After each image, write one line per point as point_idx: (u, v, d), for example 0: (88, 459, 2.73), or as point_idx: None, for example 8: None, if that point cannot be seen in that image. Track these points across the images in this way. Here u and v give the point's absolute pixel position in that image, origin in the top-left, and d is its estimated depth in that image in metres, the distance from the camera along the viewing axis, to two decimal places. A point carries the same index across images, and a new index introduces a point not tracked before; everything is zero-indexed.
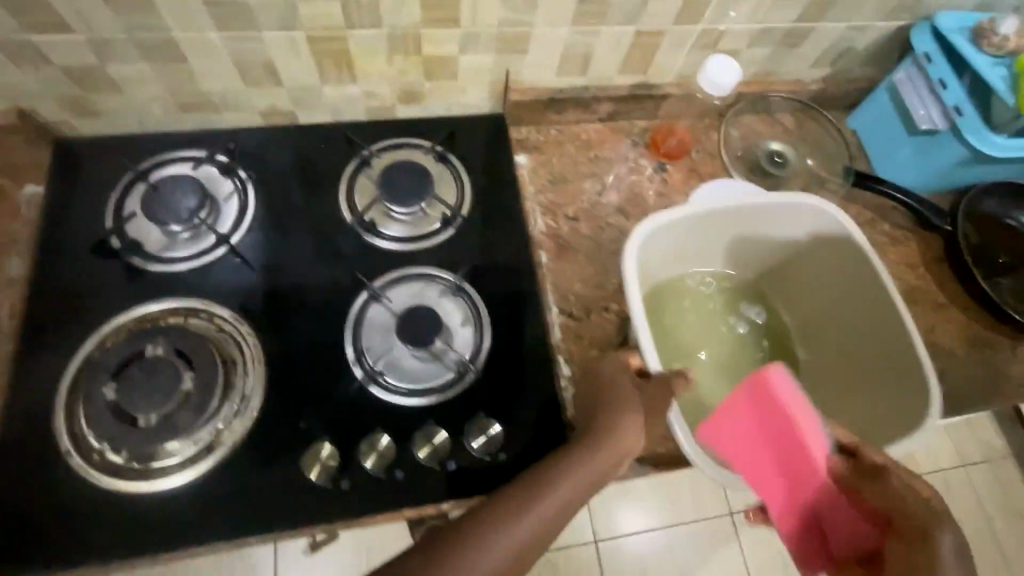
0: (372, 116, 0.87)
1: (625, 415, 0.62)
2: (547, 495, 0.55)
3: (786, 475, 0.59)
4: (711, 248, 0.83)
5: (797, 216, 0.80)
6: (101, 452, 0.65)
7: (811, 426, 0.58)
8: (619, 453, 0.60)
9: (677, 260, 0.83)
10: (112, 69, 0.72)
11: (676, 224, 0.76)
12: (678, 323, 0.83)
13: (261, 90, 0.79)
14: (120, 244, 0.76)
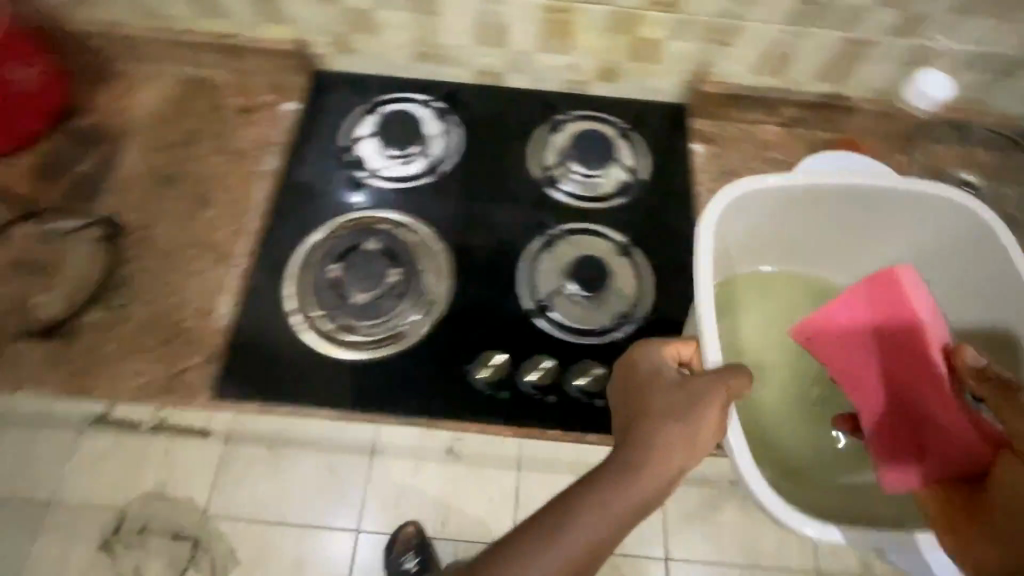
0: (567, 87, 0.96)
1: (671, 426, 0.52)
2: (569, 535, 0.46)
3: (893, 378, 0.57)
4: (810, 242, 0.73)
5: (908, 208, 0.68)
6: (314, 318, 0.78)
7: (928, 313, 0.57)
8: (661, 472, 0.50)
9: (764, 254, 0.74)
10: (381, 14, 0.86)
11: (767, 198, 0.68)
12: (758, 329, 0.73)
13: (485, 49, 0.90)
14: (350, 159, 0.90)
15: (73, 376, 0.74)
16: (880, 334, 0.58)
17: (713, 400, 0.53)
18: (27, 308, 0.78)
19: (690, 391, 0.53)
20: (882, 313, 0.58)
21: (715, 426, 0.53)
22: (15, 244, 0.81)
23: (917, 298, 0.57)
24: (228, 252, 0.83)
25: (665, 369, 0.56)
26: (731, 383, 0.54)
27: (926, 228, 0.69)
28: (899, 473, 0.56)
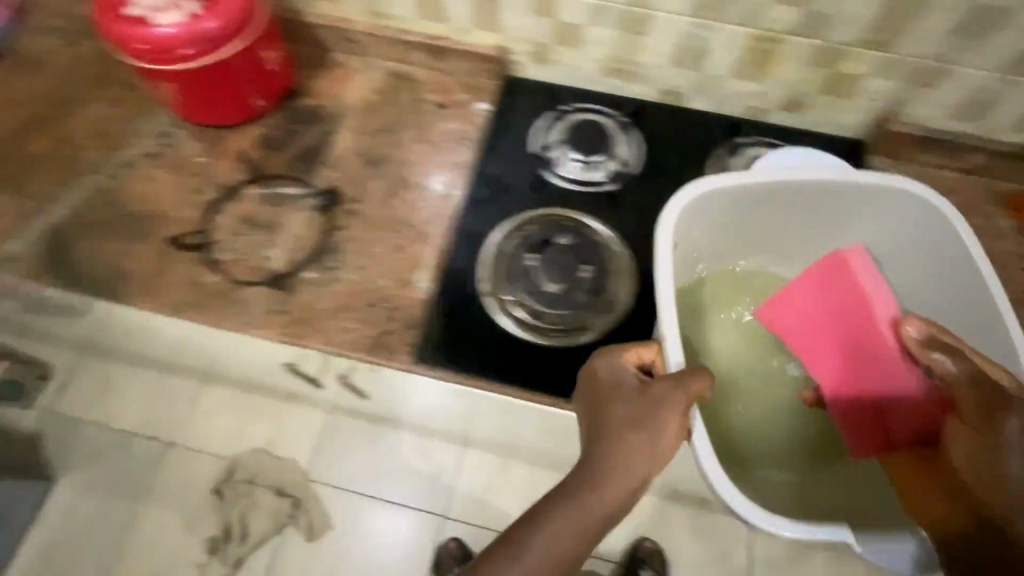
0: (747, 114, 0.99)
1: (635, 436, 0.62)
2: (550, 527, 0.59)
3: (847, 355, 0.77)
4: (771, 238, 0.84)
5: (889, 206, 0.78)
6: (506, 303, 0.84)
7: (876, 290, 0.78)
8: (627, 479, 0.61)
9: (730, 252, 0.86)
10: (589, 30, 0.92)
11: (740, 196, 0.78)
12: (721, 320, 0.85)
13: (679, 71, 0.94)
14: (538, 159, 0.96)
15: (291, 324, 0.83)
16: (835, 317, 0.79)
17: (667, 415, 0.63)
18: (257, 262, 0.87)
19: (644, 401, 0.63)
20: (836, 295, 0.79)
21: (676, 433, 0.63)
22: (247, 203, 0.92)
23: (867, 282, 0.79)
24: (426, 232, 0.90)
25: (624, 378, 0.66)
26: (688, 390, 0.63)
27: (832, 219, 0.82)
28: (861, 441, 0.74)
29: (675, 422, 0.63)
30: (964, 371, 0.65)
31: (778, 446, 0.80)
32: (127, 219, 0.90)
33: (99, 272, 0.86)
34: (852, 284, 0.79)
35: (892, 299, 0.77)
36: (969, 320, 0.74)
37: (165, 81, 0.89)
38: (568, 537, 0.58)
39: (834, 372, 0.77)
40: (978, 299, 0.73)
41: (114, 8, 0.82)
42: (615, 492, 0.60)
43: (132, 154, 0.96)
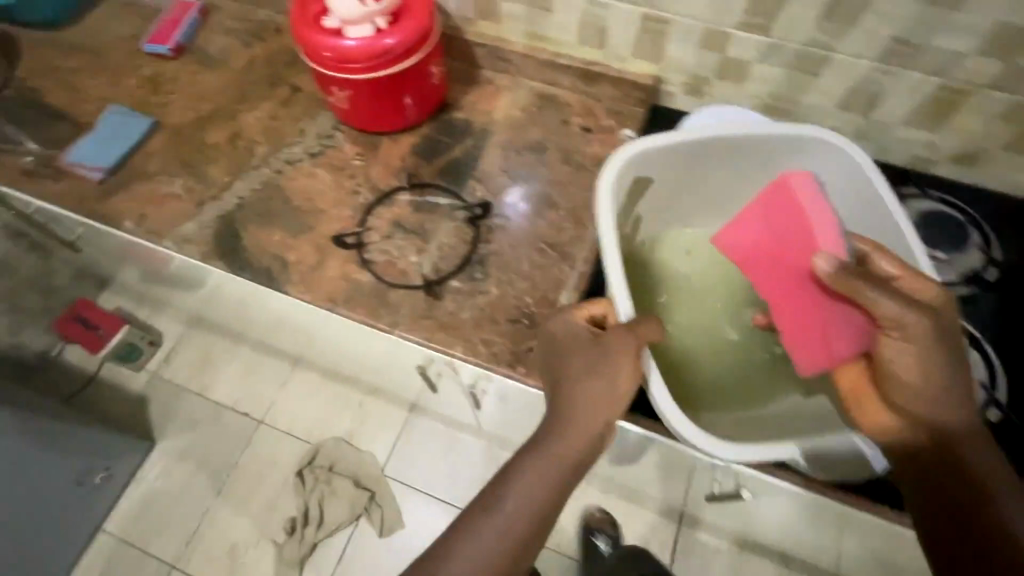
0: (909, 163, 0.95)
1: (592, 389, 0.68)
2: (521, 478, 0.67)
3: (789, 272, 0.78)
4: (711, 183, 0.94)
5: (786, 146, 0.87)
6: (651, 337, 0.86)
7: (820, 221, 0.75)
8: (587, 426, 0.68)
9: (664, 207, 0.97)
10: (756, 67, 0.90)
11: (665, 155, 0.87)
12: (679, 262, 0.99)
13: (844, 115, 0.91)
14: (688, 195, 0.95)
15: (438, 330, 0.85)
16: (784, 250, 0.79)
17: (614, 367, 0.68)
18: (406, 266, 0.90)
19: (596, 350, 0.69)
20: (788, 222, 0.78)
21: (627, 378, 0.68)
22: (400, 208, 0.96)
23: (815, 211, 0.76)
24: (570, 253, 0.91)
25: (578, 331, 0.71)
26: (639, 335, 0.70)
27: (738, 158, 0.90)
28: (811, 359, 0.77)
29: (628, 366, 0.68)
30: (894, 293, 0.61)
31: (732, 378, 0.91)
32: (290, 212, 0.96)
33: (262, 260, 0.92)
34: (778, 205, 0.80)
35: (836, 223, 0.74)
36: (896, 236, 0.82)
37: (342, 90, 0.94)
38: (529, 485, 0.66)
39: (778, 287, 0.80)
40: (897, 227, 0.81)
41: (314, 21, 0.89)
42: (578, 440, 0.67)
43: (296, 152, 1.03)
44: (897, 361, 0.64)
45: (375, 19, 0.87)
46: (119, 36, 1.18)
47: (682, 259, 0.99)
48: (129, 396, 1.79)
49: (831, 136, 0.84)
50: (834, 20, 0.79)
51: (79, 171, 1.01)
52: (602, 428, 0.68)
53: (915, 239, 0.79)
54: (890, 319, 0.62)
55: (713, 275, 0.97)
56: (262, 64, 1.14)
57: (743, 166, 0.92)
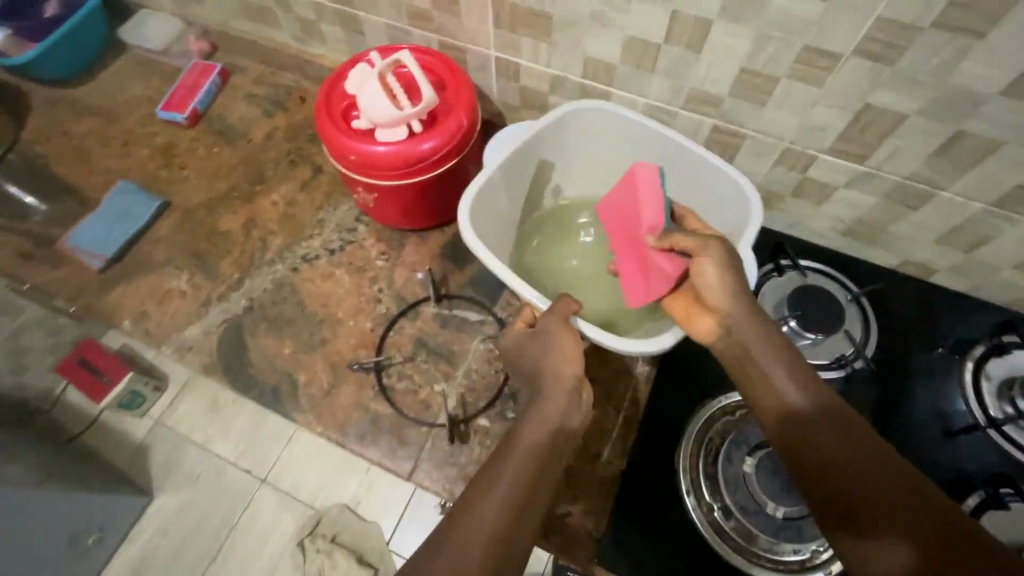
0: (1008, 303, 0.82)
1: (549, 354, 0.65)
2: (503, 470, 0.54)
3: (627, 228, 0.75)
4: (570, 165, 0.89)
5: (599, 122, 0.82)
6: (711, 510, 0.70)
7: (649, 191, 0.71)
8: (556, 386, 0.62)
9: (533, 203, 0.90)
10: (843, 191, 0.78)
11: (520, 154, 0.81)
12: (552, 255, 0.89)
13: (941, 249, 0.79)
14: None
15: (463, 482, 0.74)
16: (624, 220, 0.76)
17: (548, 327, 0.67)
18: (431, 395, 0.80)
19: (541, 337, 0.66)
20: (625, 192, 0.75)
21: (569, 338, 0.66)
22: (426, 322, 0.86)
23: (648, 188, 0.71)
24: (613, 391, 0.81)
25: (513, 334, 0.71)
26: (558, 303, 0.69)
27: (582, 137, 0.85)
28: (636, 294, 0.74)
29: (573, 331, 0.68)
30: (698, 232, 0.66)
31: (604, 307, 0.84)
32: (302, 321, 0.86)
33: (270, 379, 0.82)
34: (623, 183, 0.75)
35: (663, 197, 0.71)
36: (727, 195, 0.76)
37: (369, 191, 0.84)
38: (509, 476, 0.53)
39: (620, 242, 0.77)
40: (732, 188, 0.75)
41: (342, 120, 0.79)
42: (557, 402, 0.60)
43: (314, 246, 0.93)
44: (733, 318, 0.62)
45: (411, 122, 0.77)
46: (136, 101, 1.10)
47: (557, 249, 0.89)
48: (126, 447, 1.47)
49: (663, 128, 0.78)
50: (948, 159, 0.67)
51: (81, 259, 0.93)
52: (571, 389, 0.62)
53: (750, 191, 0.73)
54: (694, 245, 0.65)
55: (582, 258, 0.88)
56: (283, 137, 1.05)
57: (588, 146, 0.86)
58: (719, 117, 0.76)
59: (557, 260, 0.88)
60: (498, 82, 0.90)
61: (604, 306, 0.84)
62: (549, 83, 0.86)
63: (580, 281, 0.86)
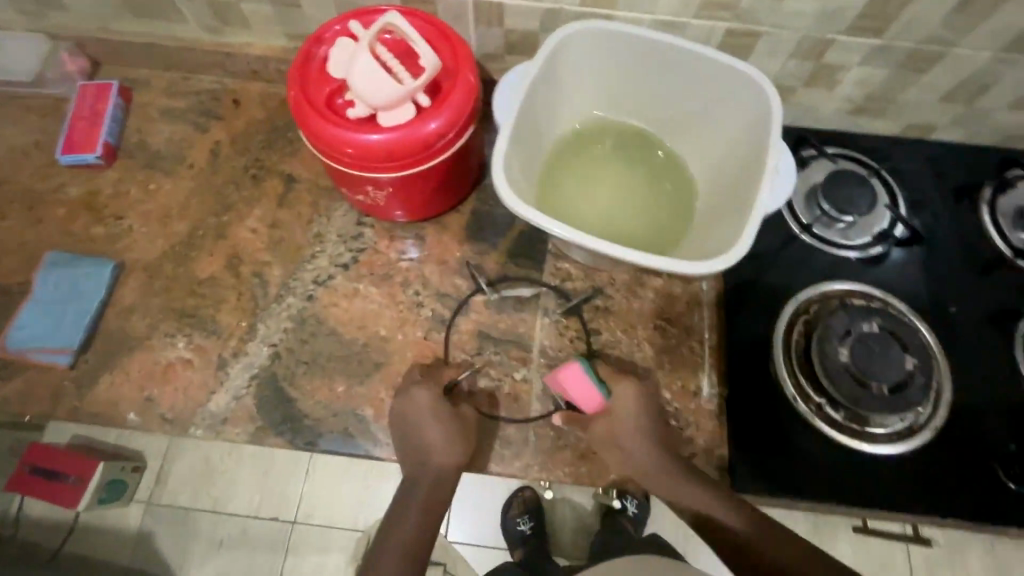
0: (1002, 142, 0.88)
1: (430, 432, 0.68)
2: (413, 513, 0.65)
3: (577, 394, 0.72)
4: (566, 95, 0.81)
5: (589, 47, 0.76)
6: (822, 406, 0.72)
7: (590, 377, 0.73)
8: (442, 456, 0.67)
9: (542, 145, 0.81)
10: (857, 69, 0.78)
11: (528, 96, 0.72)
12: (581, 196, 0.82)
13: (944, 106, 0.83)
14: (805, 237, 0.82)
15: (582, 461, 0.72)
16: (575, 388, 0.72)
17: (420, 402, 0.69)
18: (515, 386, 0.75)
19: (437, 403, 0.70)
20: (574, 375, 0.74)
21: (451, 418, 0.69)
22: (479, 312, 0.79)
23: (577, 393, 0.71)
24: (689, 324, 0.79)
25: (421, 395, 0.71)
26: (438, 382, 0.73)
27: (579, 62, 0.78)
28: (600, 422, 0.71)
29: (463, 408, 0.72)
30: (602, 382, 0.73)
31: (647, 234, 0.80)
32: (345, 352, 0.76)
33: (333, 425, 0.73)
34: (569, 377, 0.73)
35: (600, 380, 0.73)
36: (739, 88, 0.73)
37: (379, 188, 0.74)
38: (416, 519, 0.65)
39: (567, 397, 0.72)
40: (744, 81, 0.72)
41: (331, 112, 0.67)
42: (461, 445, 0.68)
43: (322, 266, 0.81)
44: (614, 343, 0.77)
45: (417, 96, 0.67)
46: (19, 150, 0.88)
47: (583, 189, 0.82)
48: (120, 535, 1.19)
49: (667, 36, 0.71)
50: (965, 15, 0.68)
51: (40, 359, 0.75)
52: (457, 464, 0.67)
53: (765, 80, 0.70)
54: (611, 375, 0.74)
55: (613, 191, 0.82)
56: (231, 150, 0.88)
57: (586, 71, 0.79)
58: (734, 19, 0.73)
59: (586, 199, 0.82)
60: (479, 31, 0.80)
61: (650, 232, 0.80)
62: (542, 20, 0.77)
63: (618, 214, 0.81)
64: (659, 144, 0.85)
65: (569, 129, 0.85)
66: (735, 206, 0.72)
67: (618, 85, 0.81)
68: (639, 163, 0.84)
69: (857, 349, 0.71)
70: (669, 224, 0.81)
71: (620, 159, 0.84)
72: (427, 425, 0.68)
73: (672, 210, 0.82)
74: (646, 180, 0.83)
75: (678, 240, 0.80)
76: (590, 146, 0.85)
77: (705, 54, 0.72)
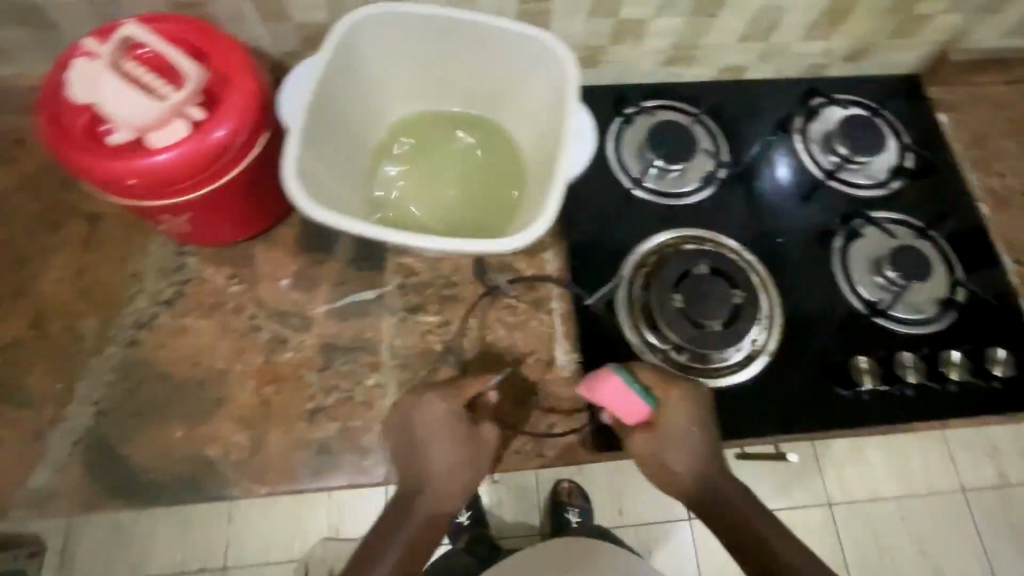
0: (806, 73, 0.93)
1: (436, 449, 0.66)
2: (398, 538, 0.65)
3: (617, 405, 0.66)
4: (372, 86, 0.77)
5: (380, 33, 0.71)
6: (667, 351, 0.76)
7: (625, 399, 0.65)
8: (442, 475, 0.66)
9: (356, 141, 0.78)
10: (655, 20, 0.80)
11: (321, 94, 0.68)
12: (409, 186, 0.80)
13: (745, 45, 0.86)
14: (638, 192, 0.84)
15: None
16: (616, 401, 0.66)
17: (436, 413, 0.66)
18: (368, 394, 0.73)
19: (450, 423, 0.66)
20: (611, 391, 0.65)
21: (467, 435, 0.66)
22: (322, 325, 0.76)
23: (618, 403, 0.65)
24: (538, 297, 0.79)
25: (432, 412, 0.66)
26: (462, 394, 0.67)
27: (375, 49, 0.73)
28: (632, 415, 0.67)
29: (482, 423, 0.67)
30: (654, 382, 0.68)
31: (477, 212, 0.79)
32: (180, 394, 0.71)
33: (175, 474, 0.68)
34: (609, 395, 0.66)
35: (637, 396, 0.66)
36: (534, 53, 0.72)
37: (178, 214, 0.68)
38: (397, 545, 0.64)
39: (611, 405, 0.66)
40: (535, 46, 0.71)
41: (93, 142, 0.61)
42: (460, 468, 0.66)
43: (145, 307, 0.75)
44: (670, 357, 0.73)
45: (188, 110, 0.61)
46: None
47: (411, 179, 0.80)
48: None
49: (448, 9, 0.68)
50: None
51: None
52: None
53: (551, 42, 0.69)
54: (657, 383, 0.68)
55: (440, 176, 0.80)
56: (18, 196, 0.79)
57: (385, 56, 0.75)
58: None
59: (415, 190, 0.79)
60: (265, 27, 0.74)
61: (484, 210, 0.79)
62: (327, 9, 0.72)
63: (448, 199, 0.79)
64: (484, 120, 0.83)
65: (388, 118, 0.82)
66: (547, 172, 0.72)
67: (424, 68, 0.77)
68: (463, 143, 0.82)
69: (692, 293, 0.75)
70: (497, 199, 0.79)
71: (445, 141, 0.82)
72: (434, 442, 0.66)
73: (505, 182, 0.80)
74: (475, 158, 0.81)
75: (512, 213, 0.78)
76: (413, 135, 0.82)
77: (493, 25, 0.70)
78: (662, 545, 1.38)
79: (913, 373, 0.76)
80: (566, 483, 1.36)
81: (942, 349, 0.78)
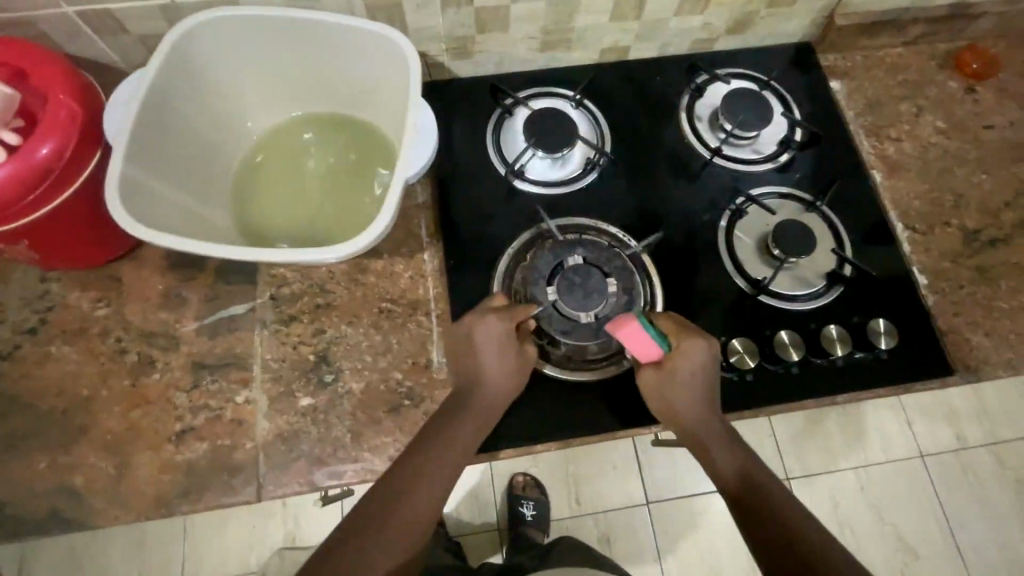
0: (693, 48, 0.90)
1: (490, 362, 0.65)
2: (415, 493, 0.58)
3: (635, 346, 0.66)
4: (220, 93, 0.75)
5: (215, 40, 0.69)
6: (544, 346, 0.74)
7: (640, 339, 0.65)
8: (494, 395, 0.65)
9: (210, 153, 0.76)
10: (516, 7, 0.76)
11: (150, 110, 0.66)
12: (270, 194, 0.78)
13: (620, 25, 0.83)
14: (516, 182, 0.82)
15: (318, 466, 0.70)
16: (635, 340, 0.65)
17: (491, 331, 0.65)
18: (238, 410, 0.71)
19: (505, 346, 0.66)
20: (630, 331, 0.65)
21: (517, 355, 0.66)
22: (192, 343, 0.74)
23: (634, 345, 0.66)
24: (415, 299, 0.77)
25: (490, 330, 0.65)
26: (514, 315, 0.67)
27: (214, 57, 0.71)
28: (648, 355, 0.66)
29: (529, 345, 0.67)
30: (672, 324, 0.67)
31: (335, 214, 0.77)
32: (43, 424, 0.70)
33: (38, 506, 0.67)
34: (628, 336, 0.66)
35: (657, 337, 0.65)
36: (374, 48, 0.70)
37: (15, 241, 0.66)
38: (420, 495, 0.58)
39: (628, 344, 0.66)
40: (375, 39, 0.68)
41: None
42: (495, 401, 0.65)
43: (7, 338, 0.73)
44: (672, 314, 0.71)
45: None
46: None
47: (274, 187, 0.78)
48: None
49: (274, 10, 0.66)
50: None
51: None
52: None
53: (388, 33, 0.67)
54: (675, 330, 0.67)
55: (301, 180, 0.78)
56: None
57: (228, 64, 0.73)
58: None
59: (275, 198, 0.78)
60: (104, 41, 0.71)
61: (341, 212, 0.77)
62: (162, 18, 0.69)
63: (309, 204, 0.77)
64: (345, 118, 0.80)
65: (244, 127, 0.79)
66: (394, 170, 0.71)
67: (273, 70, 0.75)
68: (324, 144, 0.79)
69: (567, 286, 0.74)
70: (354, 198, 0.77)
71: (306, 145, 0.80)
72: (488, 358, 0.65)
73: (366, 181, 0.77)
74: (336, 160, 0.79)
75: (374, 212, 0.76)
76: (274, 140, 0.80)
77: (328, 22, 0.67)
78: (622, 535, 1.25)
79: (796, 351, 0.74)
80: (521, 476, 1.26)
81: (827, 325, 0.77)
